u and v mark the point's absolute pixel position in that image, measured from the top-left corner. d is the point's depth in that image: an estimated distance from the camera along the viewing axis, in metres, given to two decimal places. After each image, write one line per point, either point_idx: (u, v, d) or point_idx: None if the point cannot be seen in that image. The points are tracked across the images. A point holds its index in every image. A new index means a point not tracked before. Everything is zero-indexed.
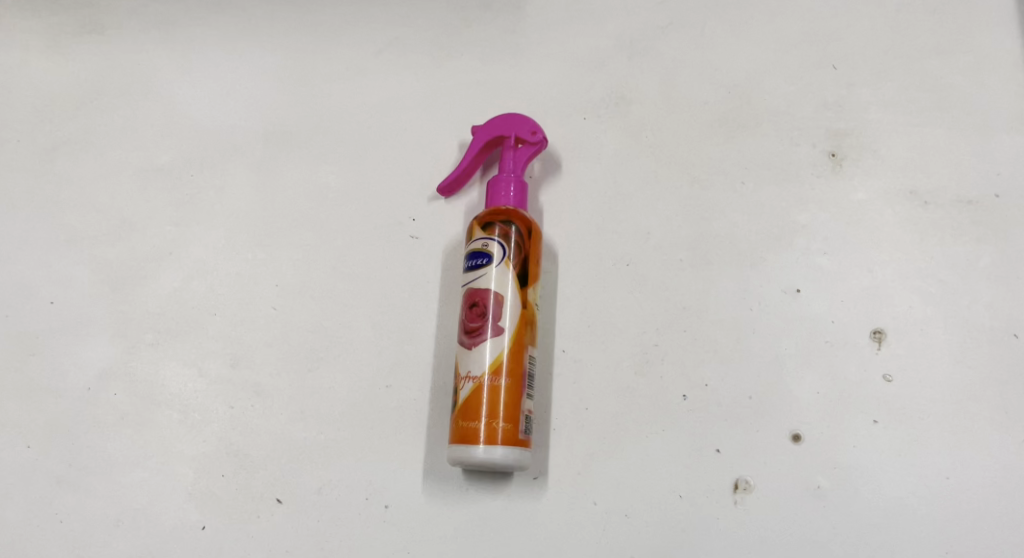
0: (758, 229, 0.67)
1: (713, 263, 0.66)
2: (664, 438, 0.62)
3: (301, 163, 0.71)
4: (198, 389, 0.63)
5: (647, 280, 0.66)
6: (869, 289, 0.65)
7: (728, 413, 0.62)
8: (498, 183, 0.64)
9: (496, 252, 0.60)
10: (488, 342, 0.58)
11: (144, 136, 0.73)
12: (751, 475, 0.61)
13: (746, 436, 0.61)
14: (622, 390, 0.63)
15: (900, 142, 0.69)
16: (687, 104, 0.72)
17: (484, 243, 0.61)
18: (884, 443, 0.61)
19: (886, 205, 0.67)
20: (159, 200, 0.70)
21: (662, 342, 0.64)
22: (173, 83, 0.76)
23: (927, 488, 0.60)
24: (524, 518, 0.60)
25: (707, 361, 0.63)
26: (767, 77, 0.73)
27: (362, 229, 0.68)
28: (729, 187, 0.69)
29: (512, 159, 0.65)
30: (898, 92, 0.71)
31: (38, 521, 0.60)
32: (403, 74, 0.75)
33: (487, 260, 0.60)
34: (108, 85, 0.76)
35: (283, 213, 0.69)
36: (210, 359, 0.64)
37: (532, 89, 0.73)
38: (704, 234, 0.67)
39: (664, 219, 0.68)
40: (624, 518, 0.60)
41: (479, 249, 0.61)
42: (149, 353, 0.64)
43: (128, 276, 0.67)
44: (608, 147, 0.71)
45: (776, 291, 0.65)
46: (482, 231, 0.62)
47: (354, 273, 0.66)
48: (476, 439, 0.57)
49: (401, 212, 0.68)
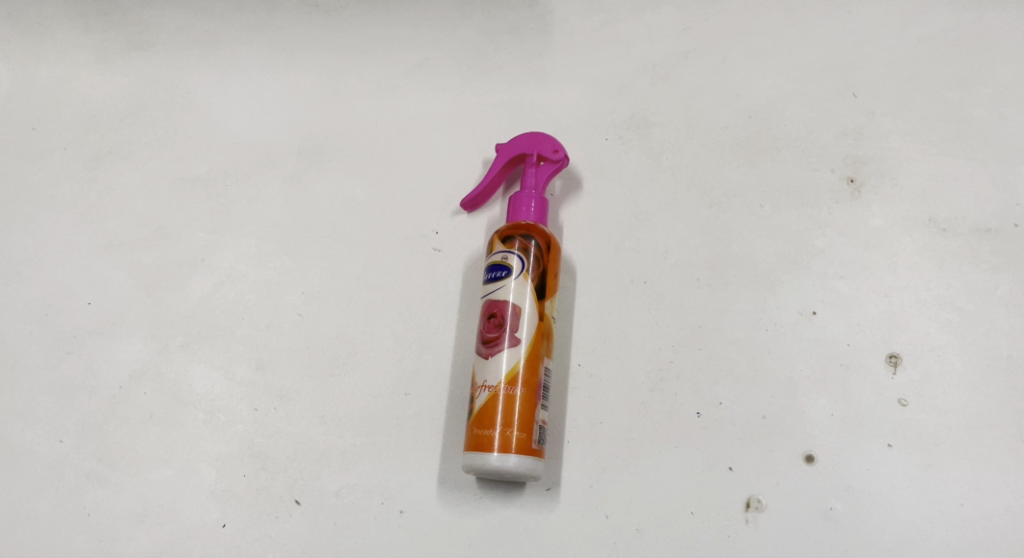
0: (775, 252, 0.68)
1: (730, 284, 0.67)
2: (677, 455, 0.62)
3: (331, 176, 0.73)
4: (224, 391, 0.65)
5: (664, 298, 0.67)
6: (885, 315, 0.65)
7: (741, 432, 0.63)
8: (518, 198, 0.66)
9: (516, 265, 0.62)
10: (504, 352, 0.60)
11: (184, 148, 0.76)
12: (763, 494, 0.61)
13: (759, 454, 0.62)
14: (636, 406, 0.64)
15: (919, 170, 0.70)
16: (707, 128, 0.74)
17: (504, 256, 0.63)
18: (898, 467, 0.61)
19: (904, 232, 0.68)
20: (195, 208, 0.73)
21: (677, 359, 0.65)
22: (213, 98, 0.79)
23: (941, 514, 0.60)
24: (535, 529, 0.61)
25: (721, 380, 0.64)
26: (787, 103, 0.74)
27: (387, 241, 0.70)
28: (747, 209, 0.70)
29: (532, 177, 0.67)
30: (918, 121, 0.72)
31: (67, 513, 0.62)
32: (431, 94, 0.77)
33: (506, 273, 0.62)
34: (152, 99, 0.79)
35: (312, 224, 0.71)
36: (236, 362, 0.66)
37: (556, 110, 0.75)
38: (721, 255, 0.68)
39: (681, 240, 0.69)
40: (635, 532, 0.61)
41: (498, 263, 0.63)
42: (179, 354, 0.66)
43: (163, 280, 0.70)
44: (629, 168, 0.72)
45: (792, 312, 0.66)
46: (502, 244, 0.63)
47: (378, 283, 0.68)
48: (490, 447, 0.58)
49: (425, 225, 0.70)
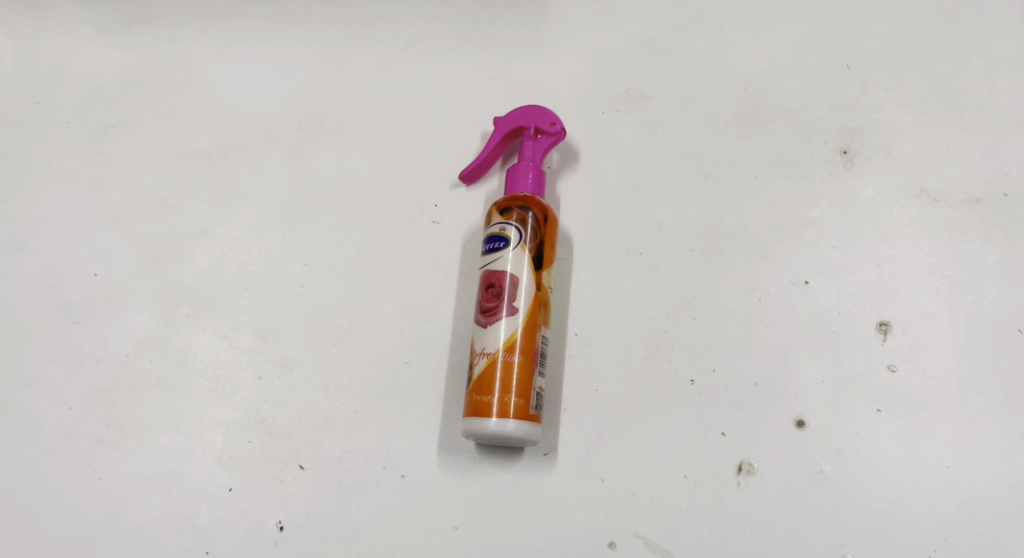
0: (769, 222, 0.69)
1: (724, 254, 0.68)
2: (671, 421, 0.64)
3: (331, 149, 0.74)
4: (229, 359, 0.66)
5: (659, 268, 0.68)
6: (876, 283, 0.67)
7: (734, 398, 0.64)
8: (516, 170, 0.67)
9: (513, 236, 0.63)
10: (503, 321, 0.61)
11: (186, 121, 0.77)
12: (754, 458, 0.63)
13: (751, 420, 0.64)
14: (631, 374, 0.65)
15: (912, 141, 0.71)
16: (703, 101, 0.74)
17: (502, 228, 0.64)
18: (886, 430, 0.63)
19: (895, 202, 0.69)
20: (197, 181, 0.74)
21: (672, 328, 0.66)
22: (214, 71, 0.80)
23: (928, 476, 0.61)
24: (533, 492, 0.62)
25: (715, 347, 0.66)
26: (782, 76, 0.75)
27: (387, 214, 0.71)
28: (742, 181, 0.71)
29: (530, 149, 0.68)
30: (911, 93, 0.72)
31: (78, 477, 0.64)
32: (430, 67, 0.78)
33: (504, 244, 0.63)
34: (153, 72, 0.80)
35: (313, 196, 0.72)
36: (240, 331, 0.67)
37: (554, 84, 0.76)
38: (716, 226, 0.69)
39: (677, 211, 0.70)
40: (630, 495, 0.62)
41: (496, 234, 0.64)
42: (184, 324, 0.68)
43: (167, 251, 0.71)
44: (625, 140, 0.73)
45: (784, 282, 0.67)
46: (500, 215, 0.64)
47: (380, 254, 0.69)
48: (489, 412, 0.59)
49: (424, 198, 0.71)
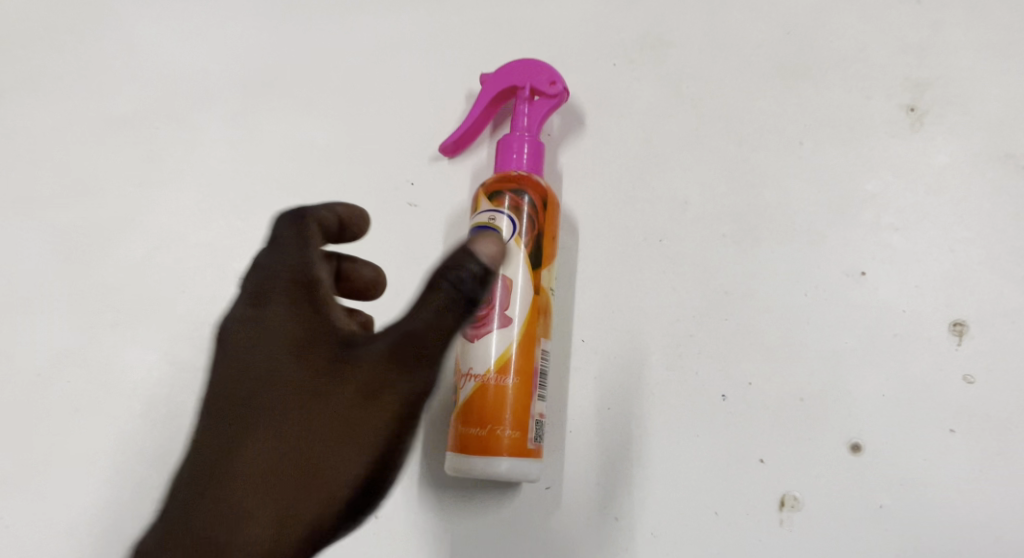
0: (817, 199, 0.57)
1: (762, 239, 0.56)
2: (698, 445, 0.54)
3: (283, 116, 0.61)
4: (162, 376, 0.55)
5: (683, 258, 0.56)
6: (950, 273, 0.54)
7: (773, 417, 0.54)
8: (506, 143, 0.54)
9: (505, 228, 0.51)
10: (493, 335, 0.50)
11: (104, 79, 0.63)
12: (799, 490, 0.53)
13: (796, 443, 0.53)
14: (649, 388, 0.55)
15: (998, 93, 0.56)
16: (735, 46, 0.61)
17: (491, 216, 0.51)
18: (961, 455, 0.52)
19: (975, 172, 0.56)
20: (123, 156, 0.61)
21: (699, 332, 0.55)
22: (136, 16, 0.65)
23: (1013, 510, 0.51)
24: (533, 534, 0.54)
25: (751, 355, 0.55)
26: (834, 14, 0.60)
27: (353, 196, 0.59)
28: (784, 147, 0.58)
29: (525, 115, 0.55)
30: (999, 30, 0.58)
31: None
32: (403, 9, 0.64)
33: (494, 237, 0.51)
34: (59, 17, 0.65)
35: (263, 174, 0.60)
36: (177, 341, 0.56)
37: (553, 28, 0.62)
38: (752, 204, 0.57)
39: (704, 187, 0.58)
40: (650, 537, 0.53)
41: (485, 224, 0.52)
42: (109, 333, 0.57)
43: (87, 244, 0.59)
44: (641, 99, 0.60)
45: (836, 273, 0.55)
46: (489, 201, 0.52)
47: (344, 246, 0.57)
48: (478, 449, 0.49)
49: (398, 175, 0.59)
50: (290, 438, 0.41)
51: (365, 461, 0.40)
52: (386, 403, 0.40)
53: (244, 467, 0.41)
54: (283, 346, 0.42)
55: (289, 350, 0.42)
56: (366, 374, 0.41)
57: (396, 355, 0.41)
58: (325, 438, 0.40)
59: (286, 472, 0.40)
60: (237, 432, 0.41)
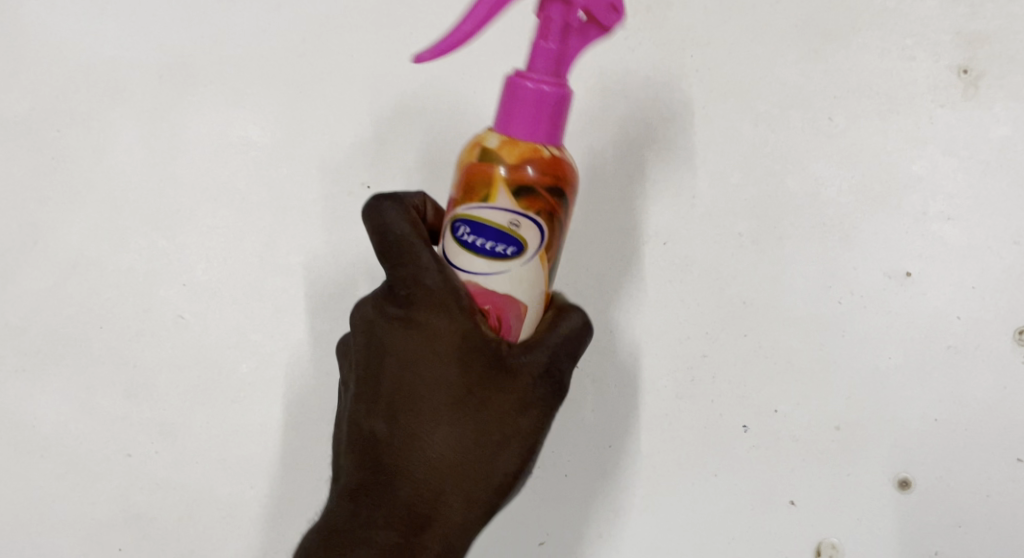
0: (853, 187, 0.46)
1: (786, 238, 0.47)
2: (716, 486, 0.48)
3: (204, 109, 0.49)
4: (82, 432, 0.50)
5: (693, 265, 0.47)
6: (1013, 271, 0.45)
7: (804, 448, 0.47)
8: (526, 87, 0.33)
9: (532, 244, 0.34)
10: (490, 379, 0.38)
11: None
12: (839, 535, 0.47)
13: (832, 479, 0.47)
14: (655, 419, 0.48)
15: None
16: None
17: (513, 221, 0.33)
18: None
19: None
20: (6, 169, 0.50)
21: (713, 352, 0.47)
22: None
23: None
24: None
25: (776, 378, 0.47)
26: None
27: (297, 208, 0.49)
28: (812, 123, 0.47)
29: (552, 41, 0.33)
30: None
31: None
32: None
33: (511, 250, 0.34)
34: None
35: (186, 184, 0.49)
36: (99, 390, 0.50)
37: None
38: (773, 195, 0.47)
39: (716, 178, 0.47)
40: None
41: (501, 226, 0.34)
42: (15, 383, 0.50)
43: None
44: (634, 67, 0.48)
45: (875, 276, 0.46)
46: (509, 190, 0.33)
47: (290, 266, 0.49)
48: None
49: (349, 178, 0.49)
50: (473, 448, 0.36)
51: (472, 486, 0.36)
52: (524, 435, 0.36)
53: (408, 494, 0.35)
54: (431, 352, 0.35)
55: (449, 348, 0.35)
56: (533, 393, 0.36)
57: (554, 382, 0.37)
58: (522, 443, 0.36)
59: (475, 469, 0.36)
60: (427, 429, 0.35)
